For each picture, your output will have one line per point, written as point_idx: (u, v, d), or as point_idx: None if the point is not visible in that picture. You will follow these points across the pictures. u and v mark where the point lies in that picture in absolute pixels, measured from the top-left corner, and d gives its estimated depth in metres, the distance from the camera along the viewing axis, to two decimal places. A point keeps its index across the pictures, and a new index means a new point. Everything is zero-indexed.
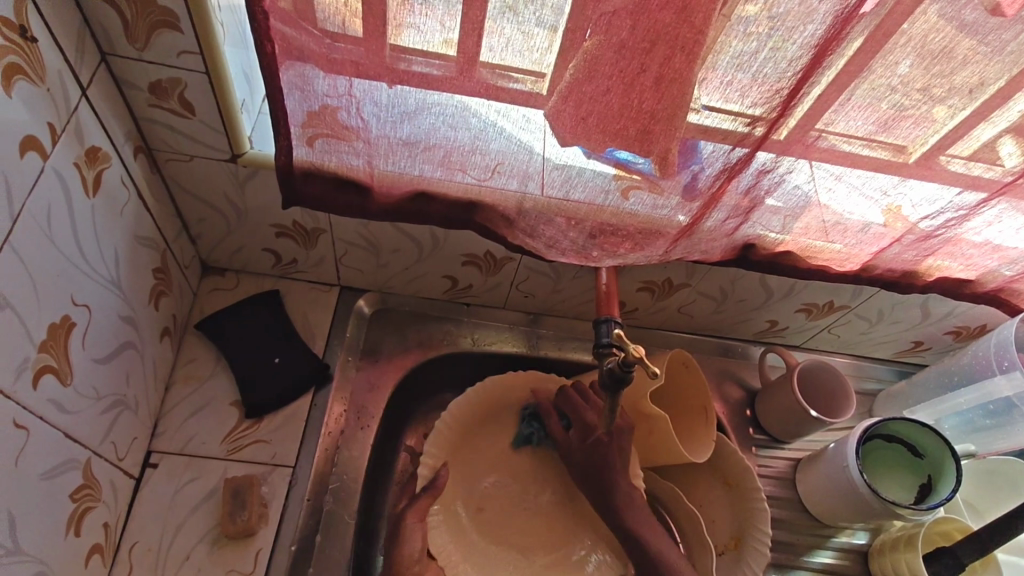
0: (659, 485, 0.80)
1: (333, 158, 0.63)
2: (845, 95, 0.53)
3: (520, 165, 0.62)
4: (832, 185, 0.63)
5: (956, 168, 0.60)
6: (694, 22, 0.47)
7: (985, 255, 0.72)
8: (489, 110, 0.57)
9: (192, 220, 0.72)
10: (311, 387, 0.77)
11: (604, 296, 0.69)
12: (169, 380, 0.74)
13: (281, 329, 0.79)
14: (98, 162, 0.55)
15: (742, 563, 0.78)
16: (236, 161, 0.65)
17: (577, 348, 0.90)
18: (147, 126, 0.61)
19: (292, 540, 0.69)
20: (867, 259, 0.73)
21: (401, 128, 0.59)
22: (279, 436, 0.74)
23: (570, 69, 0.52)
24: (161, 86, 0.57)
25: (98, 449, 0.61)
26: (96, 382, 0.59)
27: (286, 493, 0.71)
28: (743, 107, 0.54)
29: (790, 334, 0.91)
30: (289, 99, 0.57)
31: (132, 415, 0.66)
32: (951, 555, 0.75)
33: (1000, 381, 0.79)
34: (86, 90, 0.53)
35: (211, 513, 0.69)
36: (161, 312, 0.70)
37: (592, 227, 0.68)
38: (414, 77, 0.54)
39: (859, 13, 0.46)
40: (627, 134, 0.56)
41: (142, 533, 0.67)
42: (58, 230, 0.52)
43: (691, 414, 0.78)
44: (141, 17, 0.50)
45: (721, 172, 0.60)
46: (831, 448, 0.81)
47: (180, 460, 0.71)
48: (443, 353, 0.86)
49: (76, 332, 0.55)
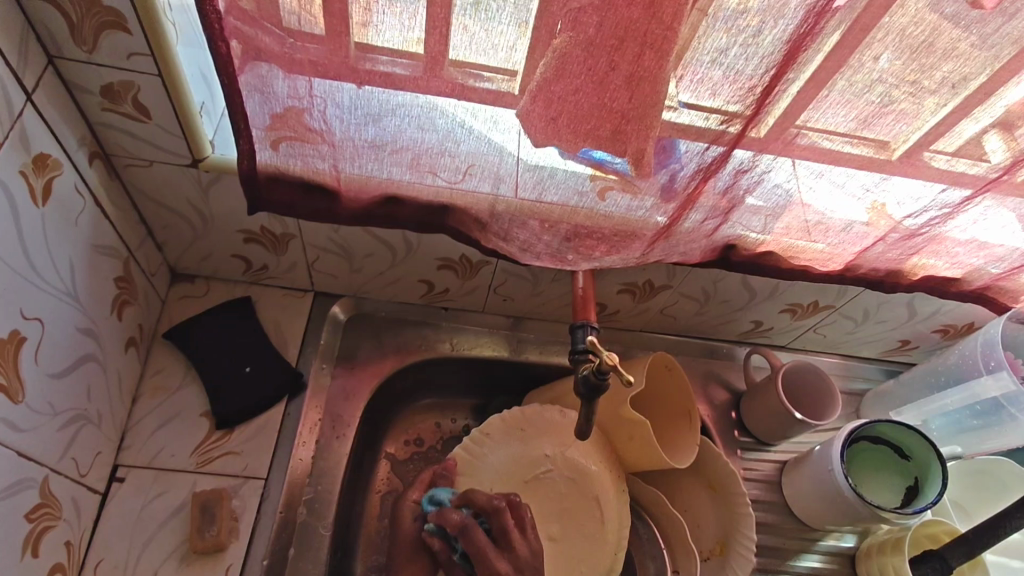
0: (643, 491, 0.79)
1: (298, 161, 0.61)
2: (824, 92, 0.51)
3: (491, 167, 0.60)
4: (814, 183, 0.61)
5: (940, 164, 0.58)
6: (663, 17, 0.45)
7: (971, 252, 0.70)
8: (457, 109, 0.55)
9: (156, 226, 0.70)
10: (284, 397, 0.75)
11: (581, 301, 0.67)
12: (137, 391, 0.72)
13: (251, 337, 0.77)
14: (47, 170, 0.53)
15: (727, 568, 0.76)
16: (197, 167, 0.62)
17: (559, 352, 0.88)
18: (102, 131, 0.58)
19: (264, 554, 0.67)
20: (850, 259, 0.71)
21: (366, 130, 0.57)
22: (250, 447, 0.72)
23: (540, 68, 0.50)
24: (113, 90, 0.54)
25: (57, 467, 0.59)
26: (52, 398, 0.57)
27: (257, 506, 0.69)
28: (718, 104, 0.52)
29: (775, 334, 0.89)
30: (248, 102, 0.55)
31: (95, 429, 0.64)
32: (939, 558, 0.73)
33: (986, 381, 0.77)
34: (31, 95, 0.50)
35: (179, 528, 0.67)
36: (125, 322, 0.68)
37: (567, 229, 0.66)
38: (379, 77, 0.52)
39: (834, 6, 0.45)
40: (599, 134, 0.54)
41: (108, 551, 0.65)
42: (3, 242, 0.49)
43: (673, 418, 0.76)
44: (87, 17, 0.48)
45: (697, 172, 0.58)
46: (815, 453, 0.80)
47: (148, 474, 0.69)
48: (422, 359, 0.84)
49: (28, 347, 0.54)
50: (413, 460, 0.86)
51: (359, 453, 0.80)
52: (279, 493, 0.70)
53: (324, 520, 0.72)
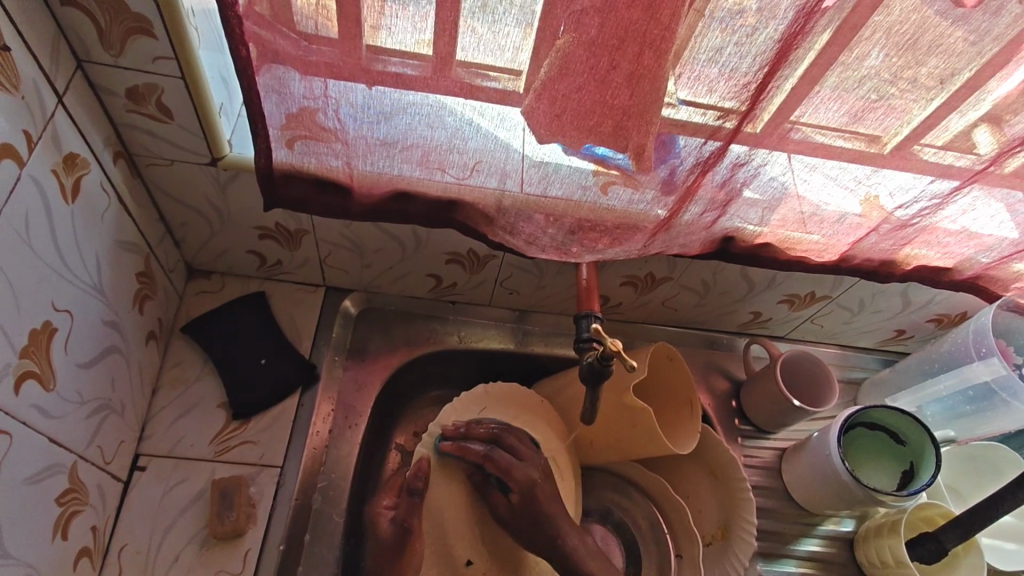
0: (645, 477, 0.81)
1: (312, 159, 0.63)
2: (817, 87, 0.54)
3: (498, 163, 0.63)
4: (808, 176, 0.63)
5: (929, 157, 0.60)
6: (662, 18, 0.48)
7: (962, 243, 0.72)
8: (465, 108, 0.57)
9: (175, 223, 0.73)
10: (298, 388, 0.78)
11: (585, 292, 0.70)
12: (156, 384, 0.75)
13: (267, 330, 0.80)
14: (76, 168, 0.56)
15: (729, 553, 0.78)
16: (216, 165, 0.65)
17: (563, 344, 0.90)
18: (126, 131, 0.61)
19: (280, 539, 0.70)
20: (845, 249, 0.74)
21: (378, 128, 0.60)
22: (268, 436, 0.74)
23: (544, 67, 0.52)
24: (138, 92, 0.57)
25: (84, 453, 0.61)
26: (79, 387, 0.60)
27: (274, 493, 0.71)
28: (715, 100, 0.54)
29: (774, 325, 0.92)
30: (266, 102, 0.57)
31: (119, 418, 0.67)
32: (935, 540, 0.76)
33: (979, 367, 0.79)
34: (62, 97, 0.53)
35: (200, 514, 0.69)
36: (145, 316, 0.71)
37: (571, 223, 0.69)
38: (391, 77, 0.55)
39: (823, 7, 0.47)
40: (601, 130, 0.57)
41: (132, 536, 0.67)
42: (37, 236, 0.52)
43: (676, 406, 0.78)
44: (115, 23, 0.51)
45: (696, 166, 0.61)
46: (813, 439, 0.82)
47: (168, 462, 0.71)
48: (430, 352, 0.87)
49: (59, 337, 0.56)
50: None
51: (370, 443, 0.82)
52: (296, 481, 0.73)
53: (338, 506, 0.74)
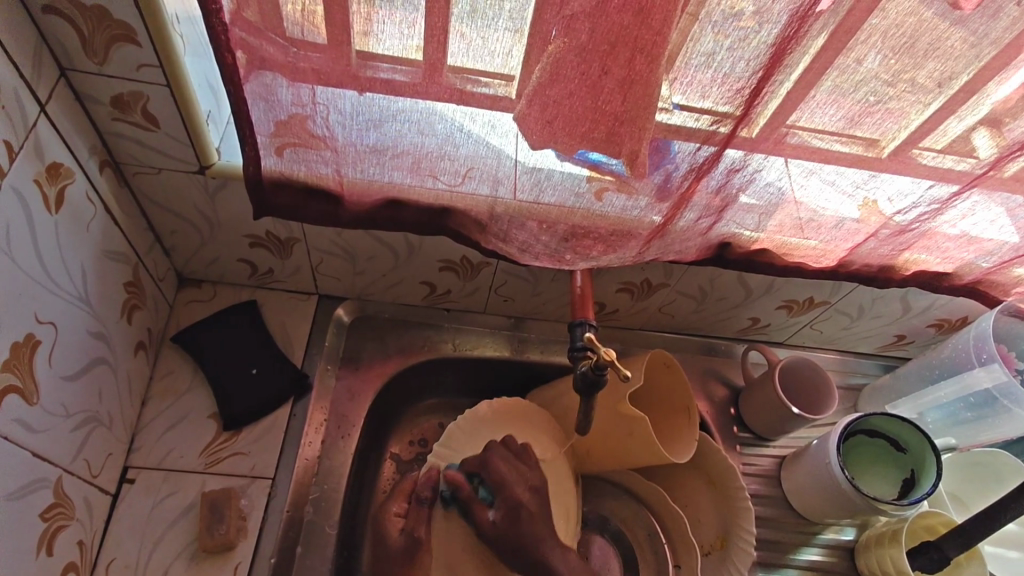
0: (644, 486, 0.80)
1: (302, 167, 0.62)
2: (813, 92, 0.53)
3: (490, 170, 0.62)
4: (805, 181, 0.63)
5: (927, 161, 0.59)
6: (653, 23, 0.47)
7: (962, 247, 0.71)
8: (455, 114, 0.56)
9: (164, 232, 0.72)
10: (291, 397, 0.77)
11: (579, 298, 0.68)
12: (146, 395, 0.74)
13: (257, 339, 0.79)
14: (59, 178, 0.55)
15: (727, 563, 0.77)
16: (204, 173, 0.64)
17: (560, 351, 0.89)
18: (112, 140, 0.60)
19: (271, 551, 0.69)
20: (844, 255, 0.73)
21: (368, 135, 0.59)
22: (259, 447, 0.73)
23: (535, 73, 0.52)
24: (123, 100, 0.56)
25: (70, 467, 0.60)
26: (65, 400, 0.59)
27: (266, 505, 0.70)
28: (709, 105, 0.54)
29: (773, 331, 0.91)
30: (253, 109, 0.56)
31: (106, 431, 0.66)
32: (936, 549, 0.74)
33: (979, 373, 0.78)
34: (44, 106, 0.52)
35: (189, 527, 0.68)
36: (134, 326, 0.70)
37: (565, 230, 0.68)
38: (380, 83, 0.54)
39: (817, 10, 0.46)
40: (594, 136, 0.56)
41: (121, 550, 0.66)
42: (18, 248, 0.51)
43: (673, 414, 0.77)
44: (97, 30, 0.50)
45: (690, 172, 0.60)
46: (814, 446, 0.81)
47: (157, 475, 0.70)
48: (425, 360, 0.86)
49: (42, 349, 0.55)
50: (417, 460, 0.88)
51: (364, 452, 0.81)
52: (287, 492, 0.72)
53: (331, 518, 0.73)
